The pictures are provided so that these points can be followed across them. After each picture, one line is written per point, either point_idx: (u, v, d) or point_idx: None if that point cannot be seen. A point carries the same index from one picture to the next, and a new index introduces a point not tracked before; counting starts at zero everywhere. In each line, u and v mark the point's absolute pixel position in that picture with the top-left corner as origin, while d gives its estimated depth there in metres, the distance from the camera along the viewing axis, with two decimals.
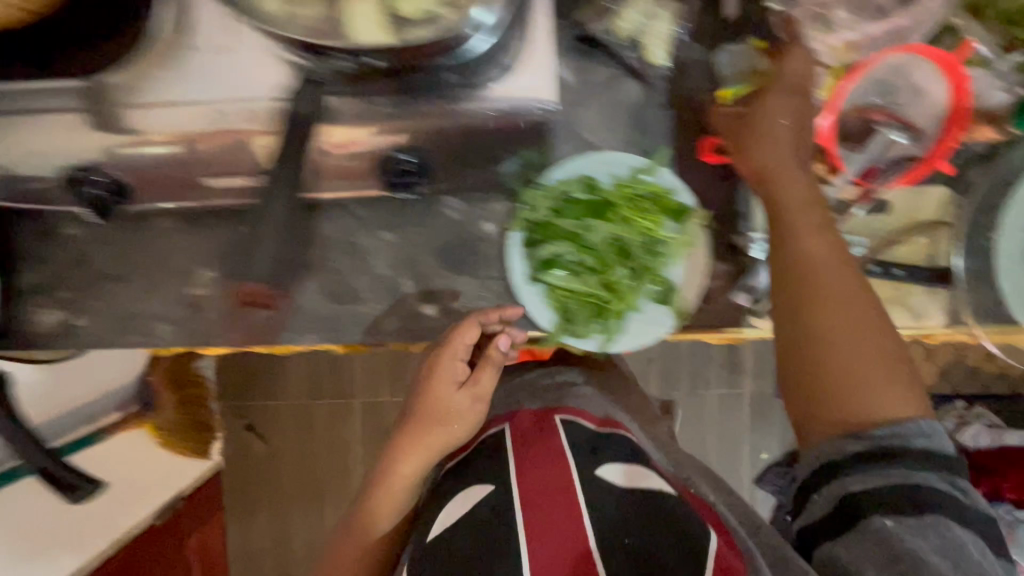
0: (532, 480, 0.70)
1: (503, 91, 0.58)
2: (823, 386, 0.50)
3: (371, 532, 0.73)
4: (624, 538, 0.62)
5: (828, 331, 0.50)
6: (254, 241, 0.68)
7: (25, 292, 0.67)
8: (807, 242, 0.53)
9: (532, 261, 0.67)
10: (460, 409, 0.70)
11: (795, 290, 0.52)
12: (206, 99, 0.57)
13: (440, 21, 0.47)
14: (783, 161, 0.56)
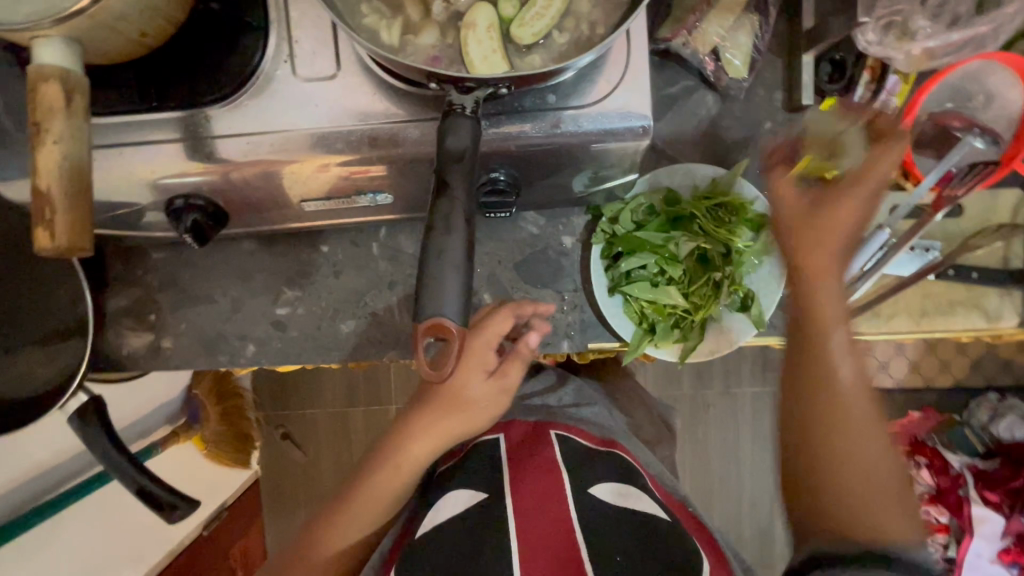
0: (522, 501, 0.67)
1: (597, 111, 0.53)
2: (828, 496, 0.51)
3: (354, 523, 0.63)
4: (615, 554, 0.61)
5: (834, 448, 0.50)
6: (335, 260, 0.69)
7: (116, 315, 0.69)
8: (841, 359, 0.50)
9: (613, 272, 0.67)
10: (483, 401, 0.57)
11: (812, 434, 0.51)
12: (303, 123, 0.53)
13: (551, 45, 0.47)
14: (828, 271, 0.50)
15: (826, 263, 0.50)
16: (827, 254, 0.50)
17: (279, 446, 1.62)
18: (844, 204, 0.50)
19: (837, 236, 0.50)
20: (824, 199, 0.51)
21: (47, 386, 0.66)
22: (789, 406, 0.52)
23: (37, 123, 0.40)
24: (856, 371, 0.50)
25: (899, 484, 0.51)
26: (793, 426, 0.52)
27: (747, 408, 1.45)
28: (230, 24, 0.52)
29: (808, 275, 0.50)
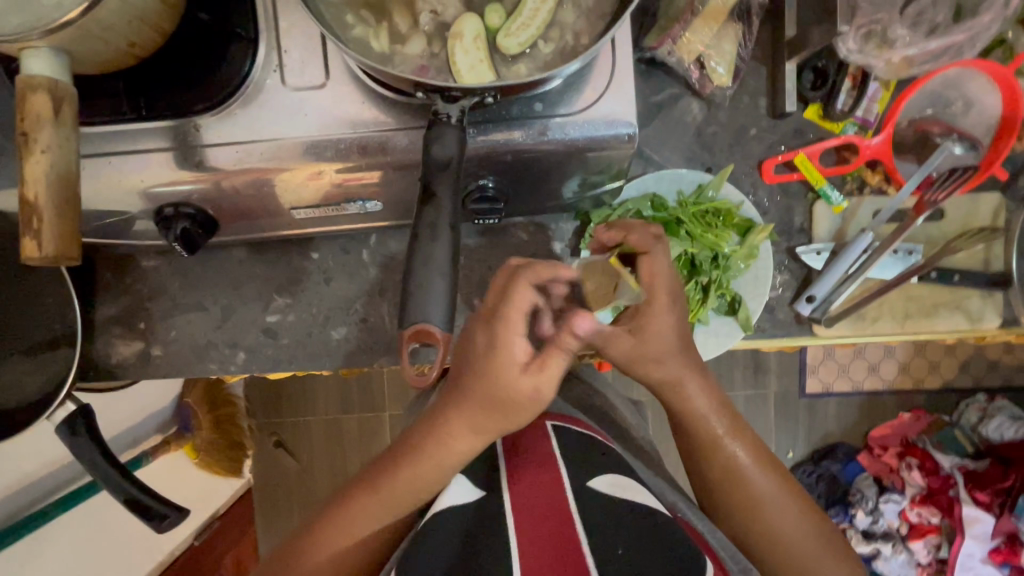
0: (518, 489, 0.53)
1: (585, 119, 0.54)
2: (759, 558, 0.57)
3: (370, 517, 0.54)
4: (617, 546, 0.46)
5: (741, 517, 0.56)
6: (325, 266, 0.69)
7: (105, 324, 0.69)
8: (715, 438, 0.56)
9: None
10: (526, 400, 0.45)
11: (732, 506, 0.57)
12: (283, 129, 0.53)
13: (537, 55, 0.48)
14: (679, 374, 0.53)
15: (677, 373, 0.54)
16: (659, 358, 0.52)
17: (271, 454, 1.62)
18: (654, 314, 0.51)
19: (665, 345, 0.51)
20: (636, 320, 0.51)
21: (36, 395, 0.65)
22: (704, 500, 0.59)
23: (26, 133, 0.41)
24: (734, 444, 0.56)
25: (815, 535, 0.56)
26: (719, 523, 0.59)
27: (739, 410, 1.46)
28: (220, 34, 0.52)
29: (677, 407, 0.56)
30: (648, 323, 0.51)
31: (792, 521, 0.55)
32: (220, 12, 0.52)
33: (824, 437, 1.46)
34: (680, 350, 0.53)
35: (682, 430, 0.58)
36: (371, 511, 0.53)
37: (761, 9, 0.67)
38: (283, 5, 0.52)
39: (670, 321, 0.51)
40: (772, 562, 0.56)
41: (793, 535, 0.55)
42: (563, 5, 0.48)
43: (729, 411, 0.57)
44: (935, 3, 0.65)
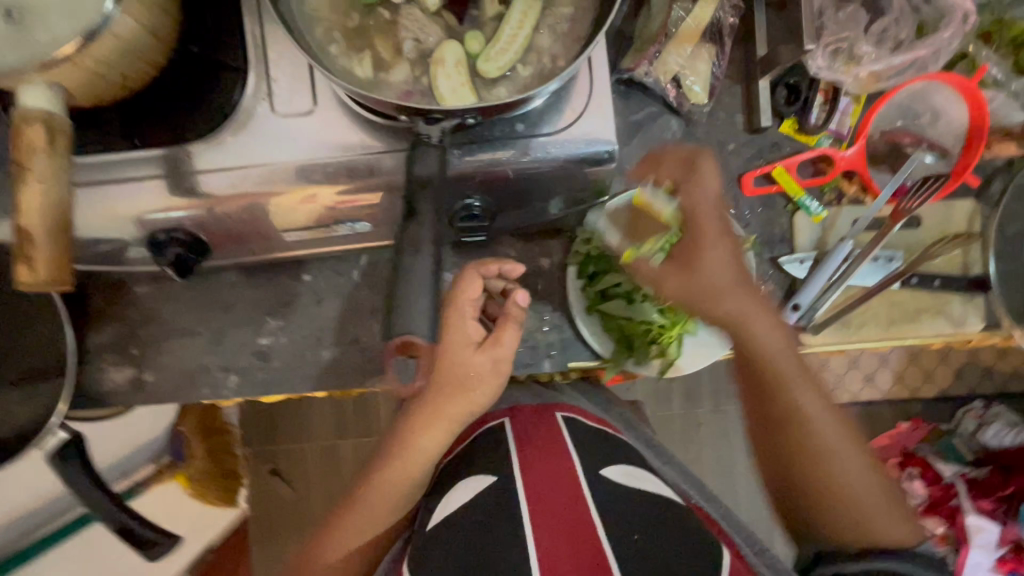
0: (537, 482, 0.65)
1: (565, 137, 0.56)
2: (812, 501, 0.60)
3: (373, 506, 0.66)
4: (633, 533, 0.58)
5: (800, 458, 0.60)
6: (318, 288, 0.70)
7: (96, 351, 0.69)
8: (781, 376, 0.59)
9: (590, 290, 0.69)
10: (477, 374, 0.59)
11: (798, 443, 0.59)
12: (274, 151, 0.54)
13: (516, 78, 0.50)
14: (747, 310, 0.59)
15: (742, 311, 0.59)
16: (712, 295, 0.59)
17: (264, 483, 1.59)
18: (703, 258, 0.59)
19: (720, 286, 0.58)
20: (688, 259, 0.59)
21: (27, 425, 0.65)
22: (760, 442, 0.63)
23: (22, 163, 0.42)
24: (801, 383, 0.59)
25: (876, 483, 0.59)
26: (773, 467, 0.63)
27: (736, 423, 1.46)
28: (207, 64, 0.54)
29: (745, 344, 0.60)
30: (707, 250, 0.58)
31: (849, 465, 0.59)
32: (207, 44, 0.54)
33: None
34: (739, 288, 0.59)
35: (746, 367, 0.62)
36: (375, 506, 0.66)
37: (732, 30, 0.70)
38: (270, 37, 0.54)
39: (727, 267, 0.58)
40: (825, 503, 0.59)
41: (851, 477, 0.58)
42: (540, 31, 0.50)
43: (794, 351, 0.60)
44: (897, 21, 0.68)
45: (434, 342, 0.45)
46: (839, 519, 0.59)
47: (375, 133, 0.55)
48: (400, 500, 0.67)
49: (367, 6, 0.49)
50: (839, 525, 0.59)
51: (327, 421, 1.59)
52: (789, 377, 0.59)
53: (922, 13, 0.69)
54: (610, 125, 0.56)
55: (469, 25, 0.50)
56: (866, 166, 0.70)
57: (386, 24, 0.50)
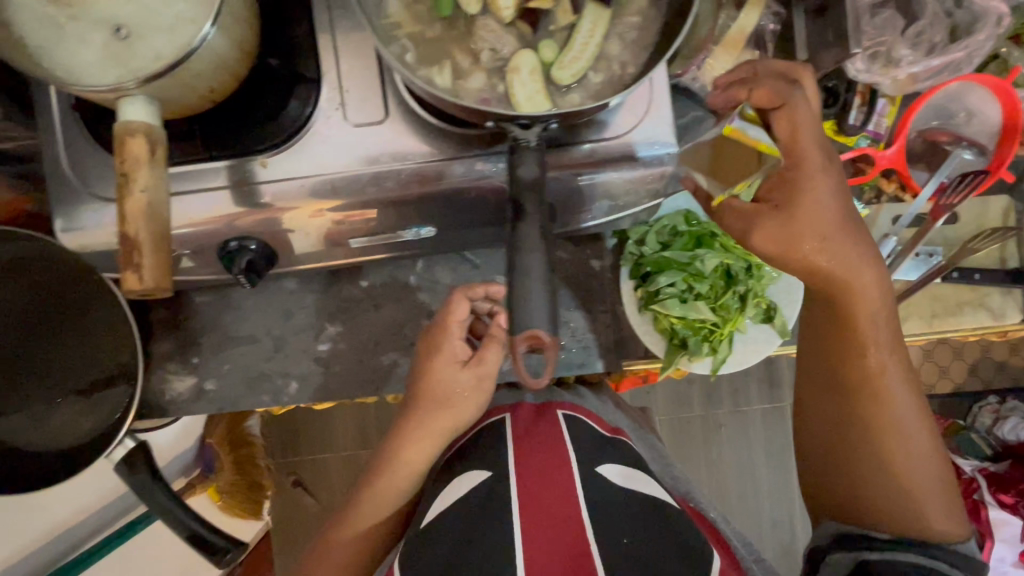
0: (528, 471, 0.66)
1: (626, 141, 0.58)
2: (859, 479, 0.58)
3: (369, 507, 0.71)
4: (622, 537, 0.59)
5: (869, 437, 0.58)
6: (375, 294, 0.72)
7: (158, 361, 0.70)
8: (874, 347, 0.56)
9: (643, 290, 0.70)
10: (463, 388, 0.65)
11: (869, 410, 0.57)
12: (343, 159, 0.56)
13: (587, 84, 0.52)
14: (853, 267, 0.54)
15: (849, 269, 0.54)
16: (816, 243, 0.53)
17: (290, 495, 1.58)
18: (811, 209, 0.53)
19: (827, 241, 0.53)
20: (785, 197, 0.54)
21: (92, 434, 0.66)
22: (822, 409, 0.61)
23: (126, 173, 0.43)
24: (890, 363, 0.56)
25: (934, 476, 0.57)
26: (825, 435, 0.61)
27: (756, 425, 1.47)
28: (286, 79, 0.56)
29: (842, 307, 0.55)
30: (810, 191, 0.53)
31: (915, 455, 0.57)
32: (288, 59, 0.56)
33: None
34: (850, 247, 0.54)
35: (833, 330, 0.57)
36: (369, 512, 0.71)
37: (773, 37, 0.72)
38: (341, 48, 0.56)
39: (838, 224, 0.53)
40: (870, 487, 0.58)
41: (910, 463, 0.57)
42: (609, 38, 0.52)
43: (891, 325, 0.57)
44: (932, 25, 0.70)
45: (558, 338, 0.46)
46: (881, 505, 0.57)
47: (444, 141, 0.56)
48: (392, 506, 0.72)
49: (443, 18, 0.51)
50: (878, 511, 0.57)
51: (350, 430, 1.59)
52: (880, 353, 0.56)
53: (954, 17, 0.71)
54: (669, 128, 0.58)
55: (541, 35, 0.52)
56: (906, 167, 0.73)
57: (462, 35, 0.52)
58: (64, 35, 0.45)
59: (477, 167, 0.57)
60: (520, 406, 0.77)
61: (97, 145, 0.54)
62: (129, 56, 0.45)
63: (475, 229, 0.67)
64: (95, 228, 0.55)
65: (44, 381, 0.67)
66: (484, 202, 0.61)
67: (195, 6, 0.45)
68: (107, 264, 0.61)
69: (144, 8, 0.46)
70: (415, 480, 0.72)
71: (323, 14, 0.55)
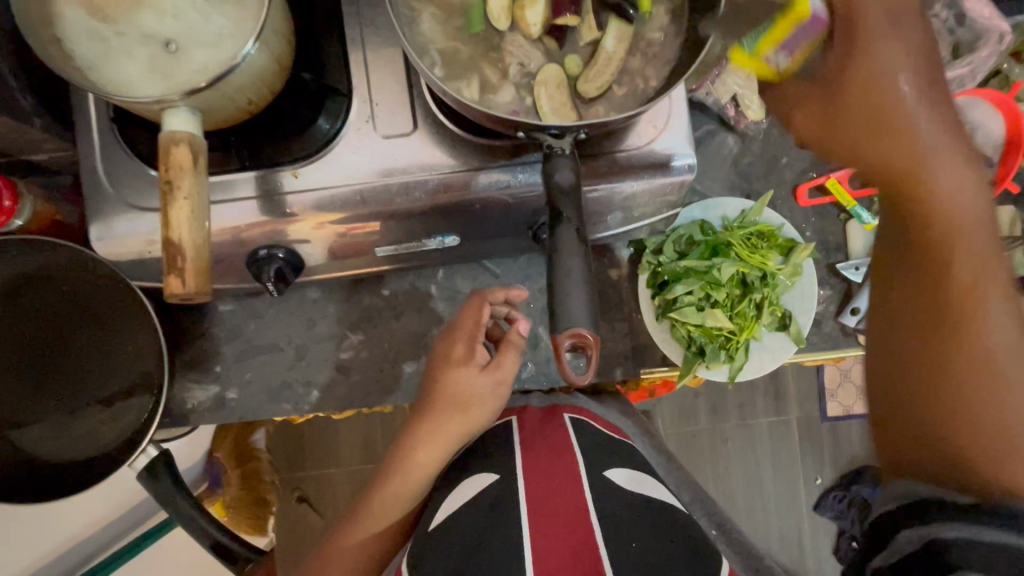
0: (535, 477, 0.65)
1: (644, 152, 0.60)
2: (964, 433, 0.43)
3: (378, 516, 0.71)
4: (630, 542, 0.59)
5: (951, 376, 0.44)
6: (396, 303, 0.73)
7: (181, 370, 0.71)
8: (956, 262, 0.45)
9: (660, 298, 0.72)
10: (479, 393, 0.66)
11: (938, 322, 0.45)
12: (372, 168, 0.57)
13: (612, 97, 0.54)
14: (925, 145, 0.45)
15: (930, 153, 0.45)
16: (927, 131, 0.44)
17: (294, 514, 1.53)
18: (858, 71, 0.44)
19: (908, 132, 0.44)
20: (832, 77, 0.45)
21: (115, 443, 0.66)
22: (903, 347, 0.47)
23: (170, 181, 0.44)
24: (992, 275, 0.45)
25: None
26: (903, 377, 0.47)
27: (763, 437, 1.46)
28: (318, 91, 0.58)
29: (914, 206, 0.46)
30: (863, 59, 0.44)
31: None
32: (319, 72, 0.58)
33: (848, 462, 1.47)
34: (963, 156, 0.45)
35: (917, 245, 0.47)
36: (380, 516, 0.71)
37: None
38: (371, 62, 0.58)
39: (894, 101, 0.44)
40: (971, 441, 0.43)
41: (1003, 406, 0.42)
42: (632, 53, 0.54)
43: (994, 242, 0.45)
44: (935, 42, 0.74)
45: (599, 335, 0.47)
46: (970, 464, 0.43)
47: (471, 151, 0.58)
48: (403, 511, 0.72)
49: (473, 34, 0.54)
50: (972, 474, 0.42)
51: (356, 445, 1.56)
52: (975, 267, 0.45)
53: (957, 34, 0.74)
54: (687, 141, 0.60)
55: (567, 50, 0.54)
56: None
57: (491, 50, 0.54)
58: (110, 48, 0.47)
59: (502, 177, 0.59)
60: (526, 409, 0.75)
61: (132, 155, 0.56)
62: (175, 69, 0.47)
63: (496, 238, 0.68)
64: (127, 235, 0.56)
65: (67, 389, 0.67)
66: (507, 212, 0.63)
67: (241, 25, 0.48)
68: (136, 272, 0.62)
69: (191, 25, 0.48)
70: (422, 488, 0.71)
71: (353, 30, 0.57)
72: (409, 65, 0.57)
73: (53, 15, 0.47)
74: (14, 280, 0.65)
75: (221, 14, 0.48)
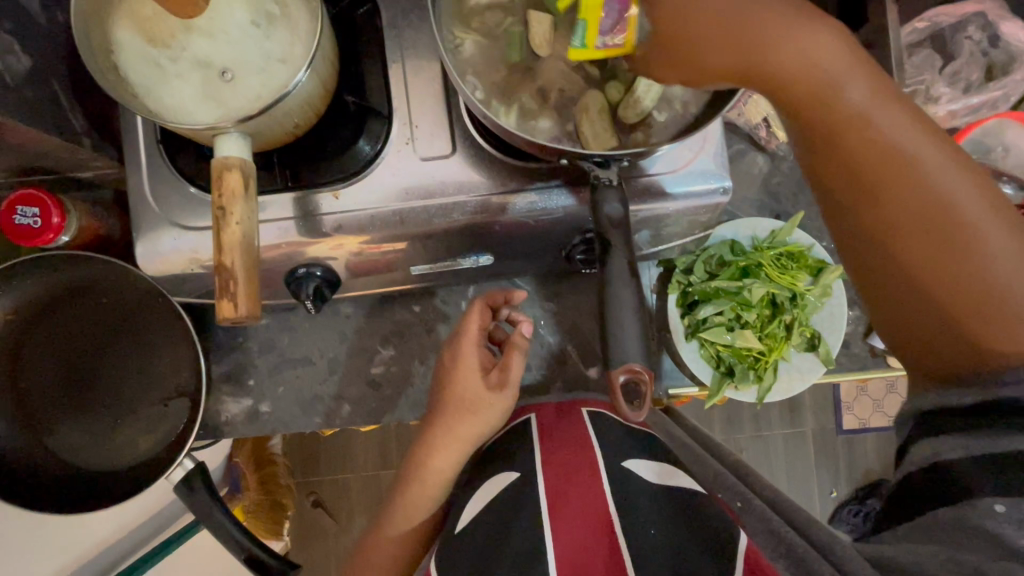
0: (554, 469, 0.65)
1: (680, 175, 0.60)
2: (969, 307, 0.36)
3: (401, 522, 0.71)
4: (649, 527, 0.57)
5: (891, 261, 0.39)
6: (429, 318, 0.74)
7: (216, 382, 0.72)
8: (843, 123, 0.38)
9: (689, 318, 0.72)
10: (489, 400, 0.66)
11: (848, 217, 0.40)
12: (408, 188, 0.58)
13: (652, 123, 0.54)
14: (754, 44, 0.38)
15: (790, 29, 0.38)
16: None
17: (310, 516, 1.55)
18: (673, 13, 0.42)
19: (755, 35, 0.38)
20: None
21: (150, 454, 0.68)
22: (848, 252, 0.41)
23: (222, 208, 0.45)
24: (879, 127, 0.37)
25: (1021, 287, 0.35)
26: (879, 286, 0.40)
27: (778, 449, 1.45)
28: (360, 114, 0.59)
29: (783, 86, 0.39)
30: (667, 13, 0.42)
31: (1002, 228, 0.35)
32: (361, 94, 0.60)
33: (863, 475, 1.46)
34: (812, 24, 0.38)
35: (805, 127, 0.40)
36: (398, 523, 0.71)
37: None
38: (412, 85, 0.59)
39: (715, 3, 0.40)
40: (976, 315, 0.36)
41: (964, 272, 0.36)
42: None
43: (871, 80, 0.38)
44: (969, 63, 0.74)
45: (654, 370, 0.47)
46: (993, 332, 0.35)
47: (507, 172, 0.59)
48: (421, 523, 0.72)
49: (515, 61, 0.54)
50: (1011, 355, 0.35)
51: (371, 450, 1.56)
52: (869, 133, 0.37)
53: (991, 55, 0.74)
54: (721, 165, 0.60)
55: (608, 76, 0.54)
56: None
57: (532, 76, 0.54)
58: (165, 75, 0.48)
59: (537, 199, 0.59)
60: (541, 406, 0.74)
61: (176, 174, 0.57)
62: (229, 96, 0.48)
63: (528, 256, 0.69)
64: (172, 252, 0.57)
65: (105, 400, 0.68)
66: (542, 232, 0.63)
67: (292, 50, 0.49)
68: (177, 288, 0.63)
69: (242, 50, 0.49)
70: (444, 495, 0.72)
71: (395, 53, 0.59)
72: (449, 87, 0.58)
73: (112, 42, 0.48)
74: (55, 292, 0.66)
75: (272, 39, 0.49)
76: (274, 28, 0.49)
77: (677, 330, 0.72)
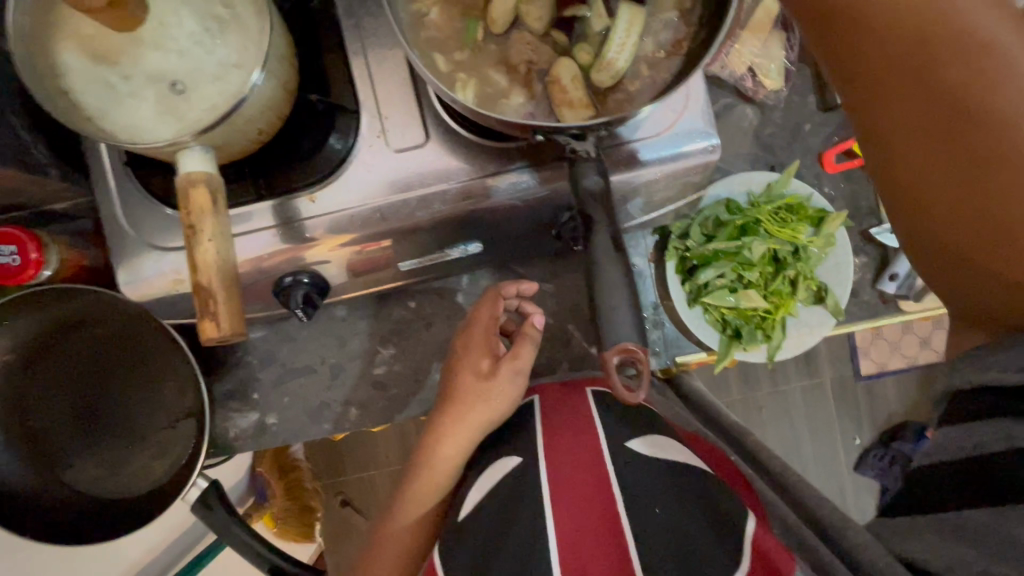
0: (558, 452, 0.63)
1: (665, 138, 0.57)
2: (987, 167, 0.36)
3: (417, 510, 0.71)
4: (653, 506, 0.57)
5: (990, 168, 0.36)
6: (427, 313, 0.73)
7: (222, 400, 0.72)
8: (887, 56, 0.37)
9: (691, 284, 0.71)
10: (499, 386, 0.66)
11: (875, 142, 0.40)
12: (381, 182, 0.56)
13: (625, 88, 0.51)
14: None
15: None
16: None
17: (340, 516, 1.55)
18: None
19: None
20: None
21: (164, 477, 0.68)
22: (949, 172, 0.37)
23: (193, 226, 0.44)
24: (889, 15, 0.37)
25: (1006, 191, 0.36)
26: (953, 183, 0.37)
27: (798, 402, 1.43)
28: (328, 114, 0.57)
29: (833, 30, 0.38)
30: None
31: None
32: (326, 93, 0.58)
33: (884, 420, 1.43)
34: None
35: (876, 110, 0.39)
36: (417, 510, 0.71)
37: None
38: (377, 75, 0.56)
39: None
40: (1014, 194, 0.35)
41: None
42: (644, 39, 0.51)
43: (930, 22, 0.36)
44: None
45: (649, 348, 0.45)
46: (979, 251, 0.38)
47: (482, 154, 0.56)
48: (434, 509, 0.72)
49: (475, 39, 0.52)
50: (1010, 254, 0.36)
51: (392, 445, 1.55)
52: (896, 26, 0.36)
53: None
54: (707, 121, 0.57)
55: (577, 41, 0.52)
56: None
57: (498, 53, 0.52)
58: (117, 95, 0.46)
59: (517, 179, 0.57)
60: (544, 387, 0.73)
61: (149, 198, 0.56)
62: (185, 109, 0.46)
63: (522, 238, 0.67)
64: (155, 277, 0.56)
65: (114, 429, 0.68)
66: (526, 212, 0.61)
67: (245, 53, 0.47)
68: (164, 310, 0.62)
69: (193, 60, 0.47)
70: (451, 483, 0.72)
71: (355, 44, 0.56)
72: (414, 73, 0.56)
73: (56, 66, 0.46)
74: (48, 328, 0.65)
75: (222, 44, 0.47)
76: (222, 33, 0.47)
77: (680, 299, 0.71)
